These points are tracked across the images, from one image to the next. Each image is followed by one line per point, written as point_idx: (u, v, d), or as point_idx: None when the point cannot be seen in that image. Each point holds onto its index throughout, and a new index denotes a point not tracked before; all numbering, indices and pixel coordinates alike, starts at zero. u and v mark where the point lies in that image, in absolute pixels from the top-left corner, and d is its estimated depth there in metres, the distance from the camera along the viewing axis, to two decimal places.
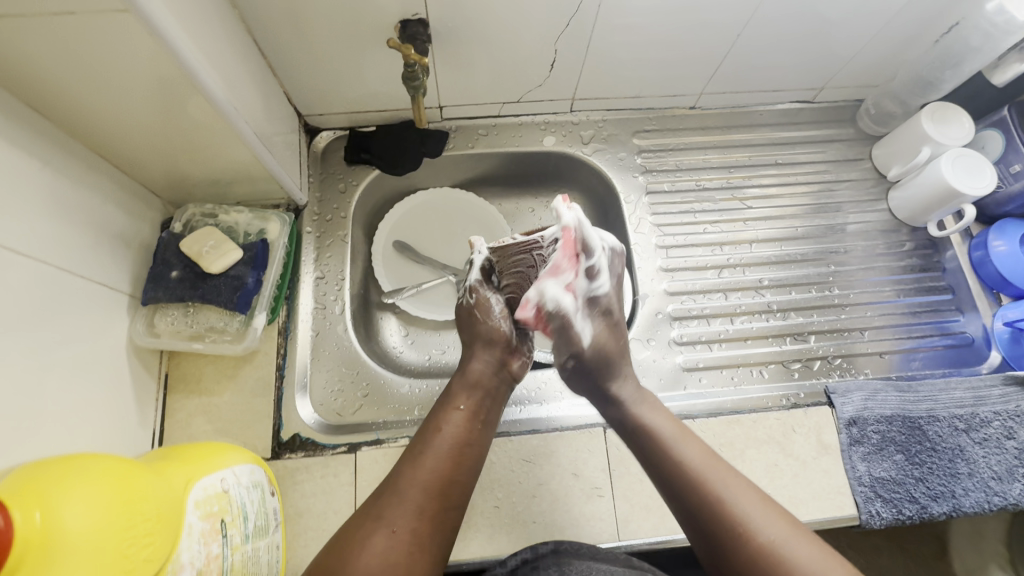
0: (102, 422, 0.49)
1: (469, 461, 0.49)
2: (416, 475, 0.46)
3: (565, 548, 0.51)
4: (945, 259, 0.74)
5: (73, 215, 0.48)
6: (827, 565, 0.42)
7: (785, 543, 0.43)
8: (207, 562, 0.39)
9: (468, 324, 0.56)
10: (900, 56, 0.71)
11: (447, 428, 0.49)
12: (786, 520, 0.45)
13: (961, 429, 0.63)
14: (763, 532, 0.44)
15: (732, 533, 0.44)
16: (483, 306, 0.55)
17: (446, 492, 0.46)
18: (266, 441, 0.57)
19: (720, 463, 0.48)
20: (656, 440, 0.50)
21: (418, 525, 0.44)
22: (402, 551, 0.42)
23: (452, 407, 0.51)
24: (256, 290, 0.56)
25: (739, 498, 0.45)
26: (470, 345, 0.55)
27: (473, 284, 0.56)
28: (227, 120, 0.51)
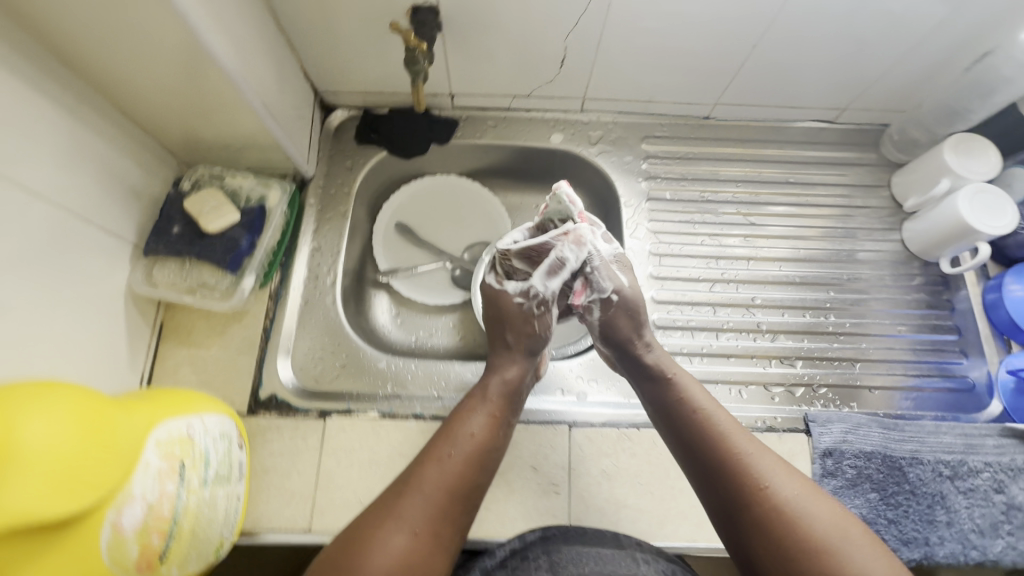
0: (93, 358, 0.52)
1: (490, 466, 0.50)
2: (439, 477, 0.46)
3: (553, 535, 0.51)
4: (957, 298, 0.71)
5: (88, 164, 0.52)
6: (846, 521, 0.43)
7: (801, 500, 0.44)
8: (159, 498, 0.41)
9: (520, 328, 0.55)
10: (930, 81, 0.67)
11: (478, 433, 0.50)
12: (806, 483, 0.46)
13: (946, 475, 0.60)
14: (781, 488, 0.45)
15: (750, 489, 0.45)
16: (545, 318, 0.55)
17: (468, 494, 0.48)
18: (244, 397, 0.60)
19: (739, 427, 0.50)
20: (680, 408, 0.52)
21: (436, 525, 0.45)
22: (420, 552, 0.43)
23: (484, 411, 0.51)
24: (248, 253, 0.59)
25: (756, 455, 0.47)
26: (511, 351, 0.55)
27: (547, 294, 0.54)
28: (236, 89, 0.53)
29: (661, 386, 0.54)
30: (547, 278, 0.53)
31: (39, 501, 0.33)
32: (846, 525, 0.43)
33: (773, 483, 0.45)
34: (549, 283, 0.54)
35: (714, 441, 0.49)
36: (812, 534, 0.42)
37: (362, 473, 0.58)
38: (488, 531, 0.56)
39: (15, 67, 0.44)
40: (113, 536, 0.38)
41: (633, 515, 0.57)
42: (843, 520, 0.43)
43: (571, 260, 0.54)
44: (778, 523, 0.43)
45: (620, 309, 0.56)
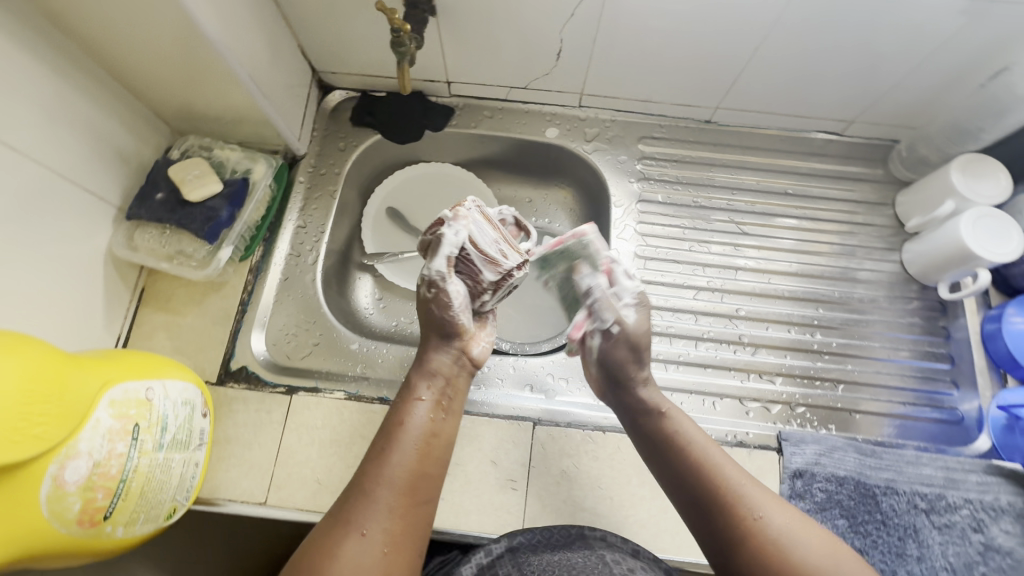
0: (67, 316, 0.53)
1: (436, 453, 0.50)
2: (385, 475, 0.46)
3: (520, 545, 0.49)
4: (954, 326, 0.68)
5: (75, 125, 0.53)
6: (832, 548, 0.44)
7: (793, 532, 0.45)
8: (107, 457, 0.42)
9: (426, 314, 0.54)
10: (943, 97, 0.64)
11: (412, 421, 0.50)
12: (794, 512, 0.47)
13: (921, 508, 0.58)
14: (771, 521, 0.46)
15: (747, 528, 0.46)
16: (443, 301, 0.52)
17: (415, 487, 0.47)
18: (215, 366, 0.61)
19: (728, 460, 0.50)
20: (672, 446, 0.51)
21: (391, 524, 0.45)
22: (377, 553, 0.43)
23: (413, 399, 0.51)
24: (228, 224, 0.59)
25: (748, 491, 0.48)
26: (428, 337, 0.54)
27: (433, 274, 0.51)
28: (224, 61, 0.54)
29: (651, 423, 0.53)
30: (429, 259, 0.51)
31: None
32: (837, 554, 0.44)
33: (766, 518, 0.46)
34: (432, 263, 0.51)
35: (706, 480, 0.49)
36: (805, 569, 0.43)
37: (322, 451, 0.58)
38: (442, 522, 0.55)
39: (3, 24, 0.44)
40: (53, 489, 0.39)
41: (589, 518, 0.56)
42: (831, 548, 0.44)
43: (448, 245, 0.50)
44: (778, 560, 0.44)
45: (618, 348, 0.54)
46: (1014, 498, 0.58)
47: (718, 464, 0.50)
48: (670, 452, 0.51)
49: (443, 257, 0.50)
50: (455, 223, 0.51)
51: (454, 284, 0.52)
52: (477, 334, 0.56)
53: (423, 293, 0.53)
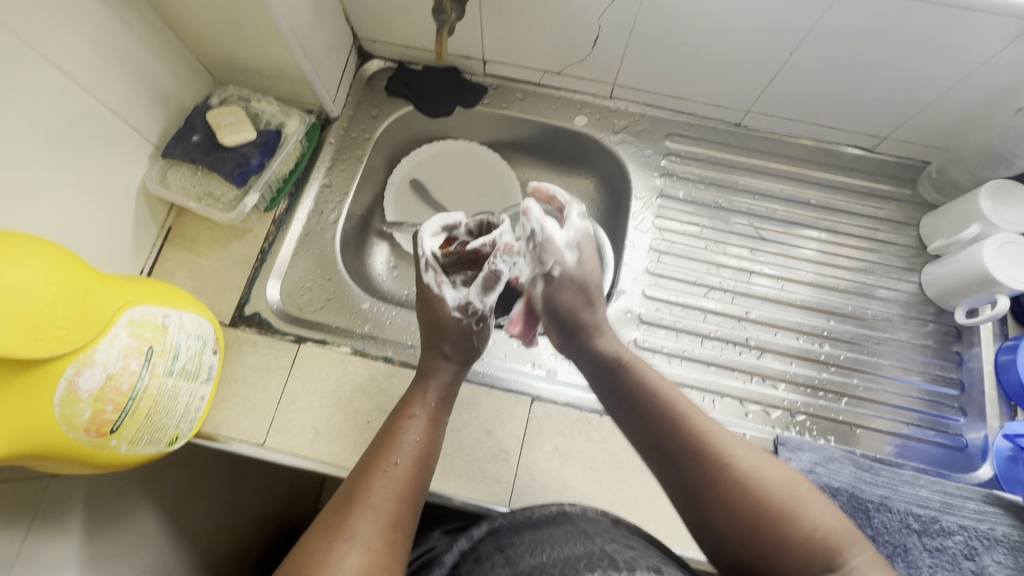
0: (96, 242, 0.56)
1: (433, 468, 0.49)
2: (388, 487, 0.44)
3: (502, 528, 0.49)
4: (967, 353, 0.67)
5: (124, 61, 0.55)
6: (794, 481, 0.45)
7: (759, 469, 0.45)
8: (121, 372, 0.44)
9: (453, 339, 0.55)
10: (980, 120, 0.64)
11: (417, 436, 0.49)
12: (757, 452, 0.47)
13: (913, 529, 0.57)
14: (739, 458, 0.45)
15: (715, 469, 0.45)
16: (484, 334, 0.57)
17: (414, 502, 0.46)
18: (230, 309, 0.63)
19: (691, 404, 0.50)
20: (641, 389, 0.51)
21: (391, 535, 0.42)
22: (378, 565, 0.40)
23: (417, 415, 0.50)
24: (257, 172, 0.61)
25: (713, 430, 0.47)
26: (431, 360, 0.55)
27: (484, 308, 0.56)
28: (271, 13, 0.56)
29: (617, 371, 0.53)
30: (483, 293, 0.55)
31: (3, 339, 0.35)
32: (802, 489, 0.44)
33: (732, 456, 0.46)
34: (486, 298, 0.55)
35: (674, 424, 0.48)
36: (770, 497, 0.43)
37: (323, 402, 0.59)
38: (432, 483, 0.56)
39: None
40: (68, 394, 0.40)
41: (577, 498, 0.56)
42: (793, 479, 0.45)
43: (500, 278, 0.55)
44: (747, 498, 0.43)
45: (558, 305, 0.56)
46: (1010, 530, 0.57)
47: (685, 409, 0.49)
48: (638, 396, 0.51)
49: (496, 292, 0.56)
50: (503, 256, 0.55)
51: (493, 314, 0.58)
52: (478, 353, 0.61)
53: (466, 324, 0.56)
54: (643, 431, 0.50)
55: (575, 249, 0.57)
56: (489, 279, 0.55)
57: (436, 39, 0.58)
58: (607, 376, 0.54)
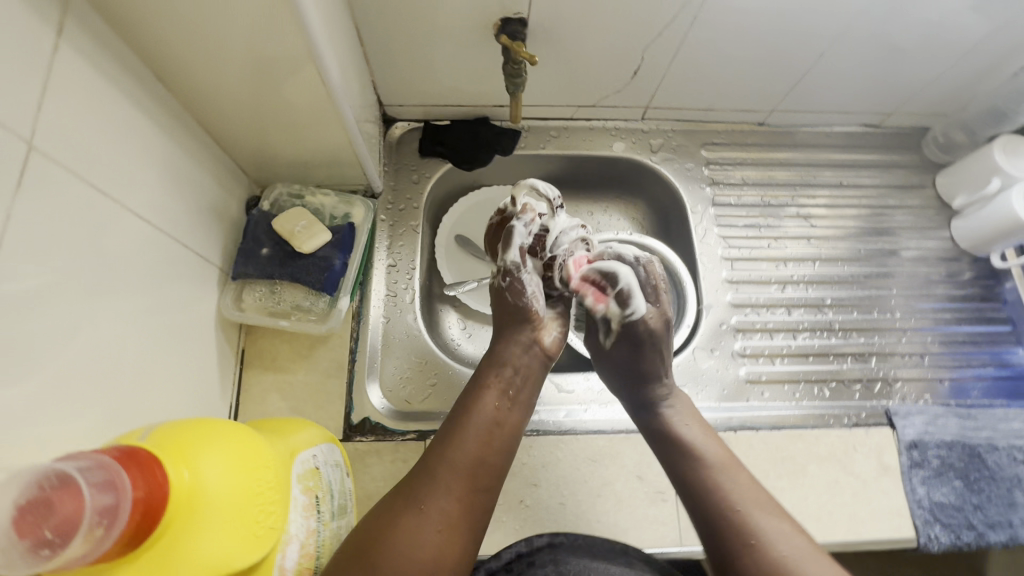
0: (184, 386, 0.50)
1: (498, 441, 0.47)
2: (449, 457, 0.45)
3: (561, 542, 0.50)
4: (1006, 290, 0.75)
5: (176, 183, 0.50)
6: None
7: (798, 563, 0.42)
8: (307, 534, 0.40)
9: (496, 303, 0.53)
10: (976, 86, 0.71)
11: (480, 408, 0.48)
12: (803, 540, 0.44)
13: (1021, 459, 0.63)
14: (776, 548, 0.43)
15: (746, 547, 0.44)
16: (516, 290, 0.51)
17: (475, 472, 0.45)
18: (337, 423, 0.58)
19: (744, 482, 0.48)
20: (690, 453, 0.51)
21: (449, 509, 0.43)
22: (432, 532, 0.41)
23: (484, 387, 0.49)
24: (342, 273, 0.58)
25: (754, 513, 0.46)
26: (499, 328, 0.53)
27: (507, 264, 0.51)
28: (335, 102, 0.52)
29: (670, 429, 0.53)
30: (502, 250, 0.52)
31: (230, 548, 0.31)
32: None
33: (768, 543, 0.44)
34: (506, 254, 0.52)
35: (716, 489, 0.48)
36: None
37: None
38: None
39: (116, 81, 0.42)
40: None
41: None
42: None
43: (519, 236, 0.52)
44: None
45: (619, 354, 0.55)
46: None
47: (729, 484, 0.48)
48: (686, 453, 0.51)
49: (516, 248, 0.51)
50: (523, 216, 0.53)
51: (529, 274, 0.52)
52: (547, 324, 0.54)
53: (497, 283, 0.53)
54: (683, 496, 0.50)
55: (616, 305, 0.53)
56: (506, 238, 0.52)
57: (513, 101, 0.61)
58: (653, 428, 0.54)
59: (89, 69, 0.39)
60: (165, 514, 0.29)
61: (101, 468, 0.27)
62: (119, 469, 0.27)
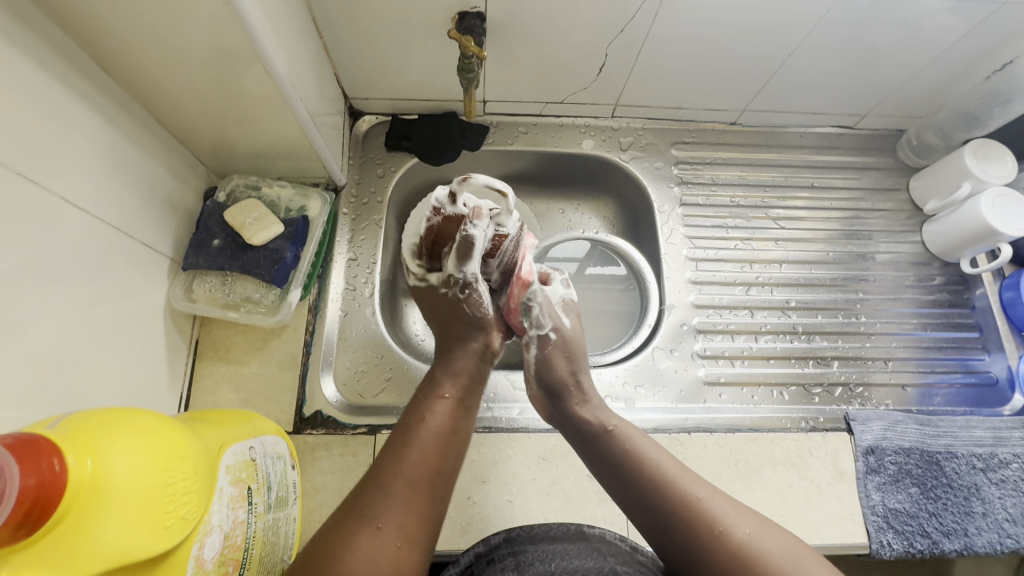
0: (130, 376, 0.50)
1: (454, 450, 0.48)
2: (402, 469, 0.44)
3: (519, 536, 0.49)
4: (975, 297, 0.74)
5: (124, 174, 0.50)
6: (791, 546, 0.45)
7: (751, 538, 0.45)
8: (233, 526, 0.40)
9: (448, 311, 0.55)
10: (948, 90, 0.71)
11: (433, 419, 0.48)
12: (749, 516, 0.47)
13: (979, 467, 0.62)
14: (734, 530, 0.45)
15: (708, 540, 0.45)
16: (474, 300, 0.54)
17: (433, 482, 0.45)
18: (289, 415, 0.58)
19: (680, 469, 0.49)
20: (632, 463, 0.50)
21: (406, 520, 0.42)
22: (391, 549, 0.41)
23: (437, 397, 0.50)
24: (293, 265, 0.60)
25: (707, 501, 0.47)
26: (451, 341, 0.54)
27: (467, 277, 0.53)
28: (283, 95, 0.52)
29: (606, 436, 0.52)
30: (461, 262, 0.52)
31: (132, 539, 0.31)
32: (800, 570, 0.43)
33: (728, 529, 0.45)
34: (465, 266, 0.52)
35: (666, 489, 0.48)
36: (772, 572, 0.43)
37: None
38: None
39: (58, 72, 0.42)
40: (197, 570, 0.36)
41: None
42: (789, 545, 0.45)
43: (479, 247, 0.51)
44: (731, 571, 0.43)
45: (546, 400, 0.56)
46: None
47: (675, 476, 0.49)
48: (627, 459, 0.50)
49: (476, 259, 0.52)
50: (479, 221, 0.50)
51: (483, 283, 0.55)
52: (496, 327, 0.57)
53: (451, 294, 0.54)
54: (638, 505, 0.48)
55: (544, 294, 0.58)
56: (468, 248, 0.51)
57: (466, 94, 0.62)
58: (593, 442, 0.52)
59: (27, 60, 0.39)
60: (59, 504, 0.29)
61: None
62: (10, 457, 0.27)
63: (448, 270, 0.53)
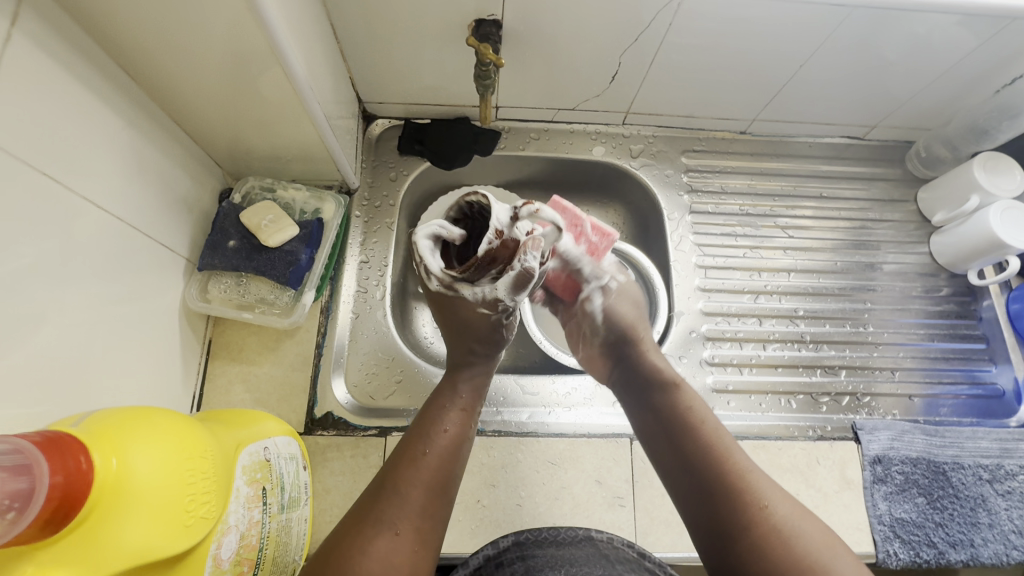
0: (146, 374, 0.51)
1: (463, 458, 0.49)
2: (420, 475, 0.45)
3: (528, 539, 0.48)
4: (982, 308, 0.75)
5: (143, 175, 0.51)
6: (830, 539, 0.44)
7: (793, 520, 0.44)
8: (249, 526, 0.40)
9: (478, 329, 0.53)
10: (957, 103, 0.71)
11: (451, 428, 0.49)
12: (792, 502, 0.46)
13: (985, 478, 0.63)
14: (776, 508, 0.45)
15: (750, 511, 0.45)
16: (510, 321, 0.55)
17: (446, 488, 0.46)
18: (300, 415, 0.59)
19: (731, 442, 0.50)
20: (686, 424, 0.51)
21: (421, 523, 0.43)
22: (407, 552, 0.41)
23: (455, 406, 0.51)
24: (308, 267, 0.60)
25: (753, 475, 0.47)
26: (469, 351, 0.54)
27: (514, 305, 0.52)
28: (302, 99, 0.53)
29: (666, 397, 0.54)
30: (514, 292, 0.51)
31: (153, 540, 0.31)
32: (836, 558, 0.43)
33: (770, 504, 0.45)
34: (517, 295, 0.51)
35: (717, 457, 0.48)
36: (808, 553, 0.42)
37: None
38: None
39: (81, 74, 0.43)
40: (214, 570, 0.36)
41: None
42: (828, 538, 0.44)
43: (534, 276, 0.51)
44: (768, 544, 0.43)
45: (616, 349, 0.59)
46: None
47: (724, 446, 0.49)
48: (682, 423, 0.51)
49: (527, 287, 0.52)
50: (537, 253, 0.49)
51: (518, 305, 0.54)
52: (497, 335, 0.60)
53: (494, 317, 0.53)
54: (683, 464, 0.49)
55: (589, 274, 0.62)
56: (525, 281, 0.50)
57: (482, 101, 0.63)
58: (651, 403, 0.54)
59: (52, 62, 0.40)
60: (84, 503, 0.29)
61: (16, 452, 0.27)
62: (38, 455, 0.28)
63: (494, 297, 0.51)
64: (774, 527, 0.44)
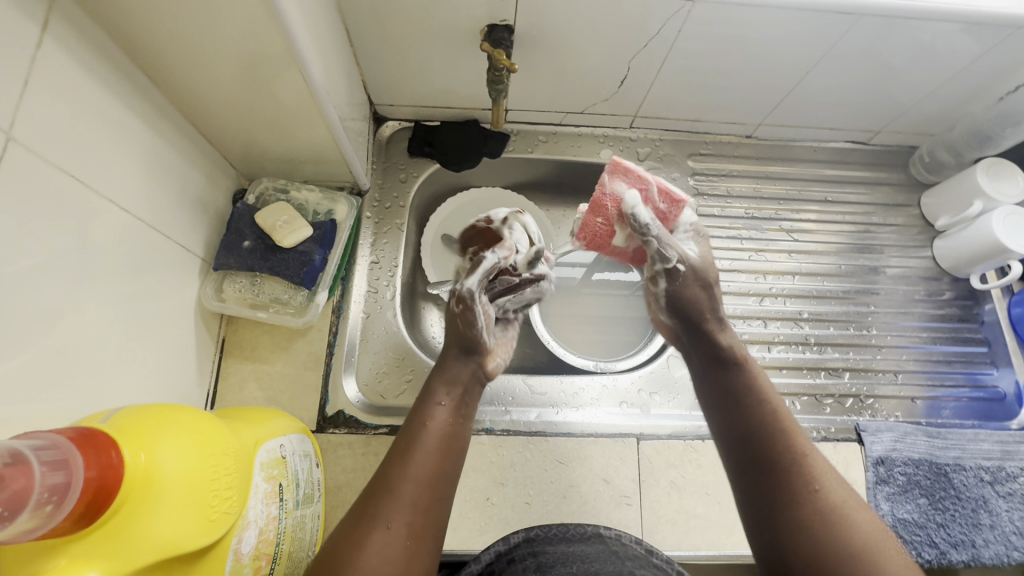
0: (162, 372, 0.52)
1: (456, 455, 0.48)
2: (406, 471, 0.45)
3: (538, 536, 0.50)
4: (984, 312, 0.76)
5: (161, 176, 0.51)
6: (885, 533, 0.44)
7: (850, 511, 0.44)
8: (267, 522, 0.41)
9: (451, 327, 0.54)
10: (961, 109, 0.72)
11: (433, 423, 0.48)
12: (851, 492, 0.46)
13: (987, 480, 0.63)
14: (830, 493, 0.45)
15: (802, 491, 0.45)
16: (467, 317, 0.52)
17: (436, 484, 0.46)
18: (312, 414, 0.60)
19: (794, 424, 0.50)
20: (747, 400, 0.51)
21: (413, 517, 0.43)
22: (399, 547, 0.42)
23: (433, 402, 0.50)
24: (321, 268, 0.61)
25: (812, 460, 0.47)
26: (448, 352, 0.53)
27: (462, 290, 0.51)
28: (318, 102, 0.54)
29: (731, 372, 0.53)
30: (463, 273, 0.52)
31: (181, 533, 0.32)
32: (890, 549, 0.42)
33: (824, 489, 0.45)
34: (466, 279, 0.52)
35: (776, 437, 0.48)
36: (857, 539, 0.42)
37: None
38: None
39: (104, 78, 0.44)
40: (234, 564, 0.37)
41: (703, 525, 0.58)
42: (882, 531, 0.44)
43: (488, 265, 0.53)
44: (815, 524, 0.43)
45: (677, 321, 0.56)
46: None
47: (786, 427, 0.49)
48: (745, 403, 0.51)
49: (479, 274, 0.52)
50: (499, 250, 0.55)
51: (480, 304, 0.52)
52: (493, 353, 0.55)
53: (451, 306, 0.53)
54: (739, 438, 0.50)
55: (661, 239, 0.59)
56: (476, 265, 0.52)
57: (495, 104, 0.64)
58: (713, 380, 0.53)
59: (77, 66, 0.41)
60: (115, 498, 0.30)
61: (53, 448, 0.28)
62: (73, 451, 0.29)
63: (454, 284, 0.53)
64: (825, 511, 0.44)
